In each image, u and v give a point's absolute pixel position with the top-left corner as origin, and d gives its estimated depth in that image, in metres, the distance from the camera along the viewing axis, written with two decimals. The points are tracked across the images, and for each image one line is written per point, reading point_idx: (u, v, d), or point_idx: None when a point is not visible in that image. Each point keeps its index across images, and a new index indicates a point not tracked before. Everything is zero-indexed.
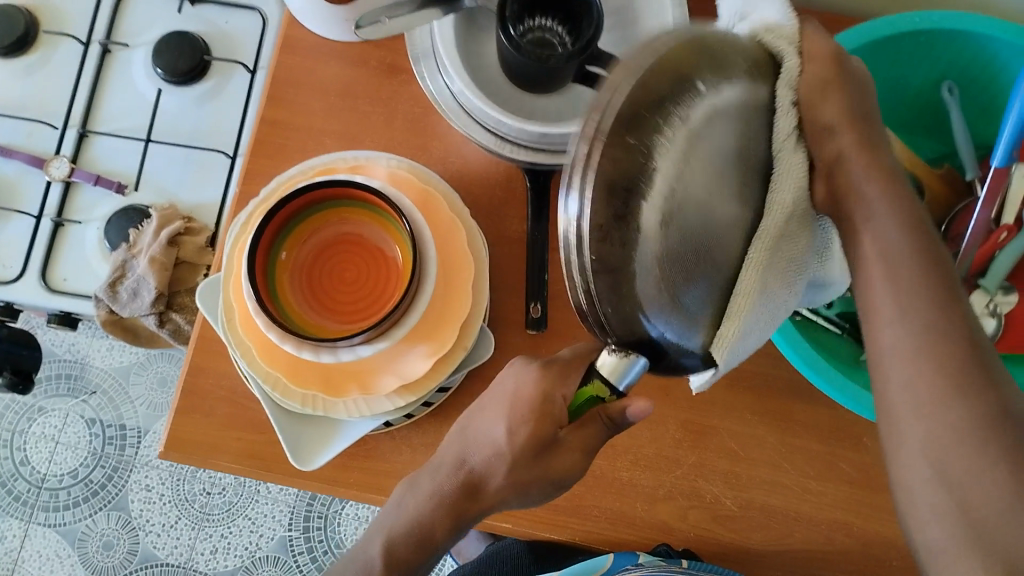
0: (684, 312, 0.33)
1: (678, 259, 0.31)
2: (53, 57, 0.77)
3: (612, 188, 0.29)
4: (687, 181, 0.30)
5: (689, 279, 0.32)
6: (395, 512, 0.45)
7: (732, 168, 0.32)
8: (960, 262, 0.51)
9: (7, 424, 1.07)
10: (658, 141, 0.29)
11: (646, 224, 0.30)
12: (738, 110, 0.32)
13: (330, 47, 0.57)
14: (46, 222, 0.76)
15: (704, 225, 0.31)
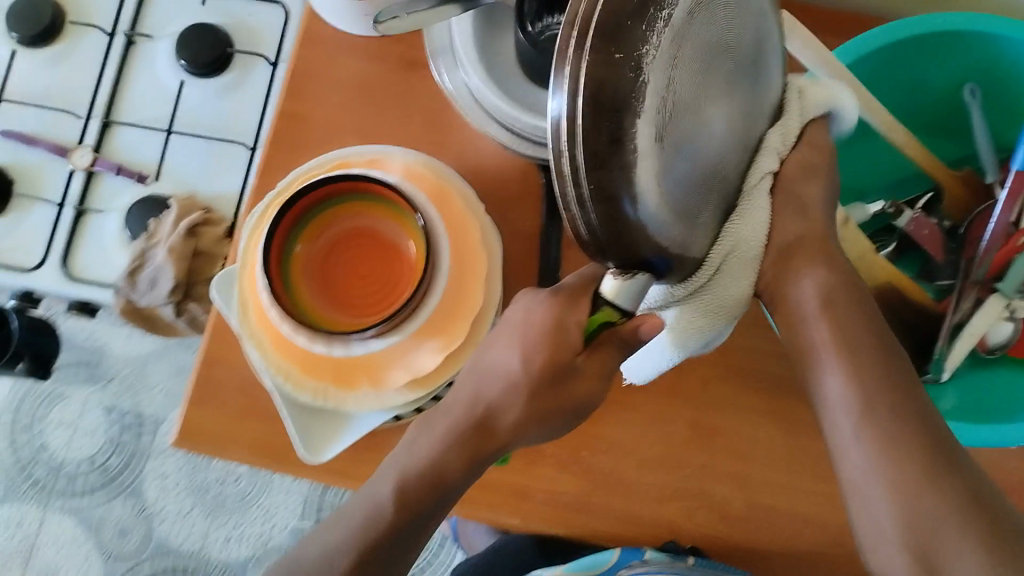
0: (676, 209, 0.34)
1: (669, 153, 0.32)
2: (79, 47, 0.78)
3: (606, 72, 0.30)
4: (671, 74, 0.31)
5: (680, 172, 0.33)
6: (408, 453, 0.46)
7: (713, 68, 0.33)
8: (977, 265, 0.51)
9: (27, 410, 1.08)
10: (644, 30, 0.30)
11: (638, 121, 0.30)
12: (721, 12, 0.34)
13: (350, 42, 0.58)
14: (69, 209, 0.77)
15: (690, 115, 0.33)
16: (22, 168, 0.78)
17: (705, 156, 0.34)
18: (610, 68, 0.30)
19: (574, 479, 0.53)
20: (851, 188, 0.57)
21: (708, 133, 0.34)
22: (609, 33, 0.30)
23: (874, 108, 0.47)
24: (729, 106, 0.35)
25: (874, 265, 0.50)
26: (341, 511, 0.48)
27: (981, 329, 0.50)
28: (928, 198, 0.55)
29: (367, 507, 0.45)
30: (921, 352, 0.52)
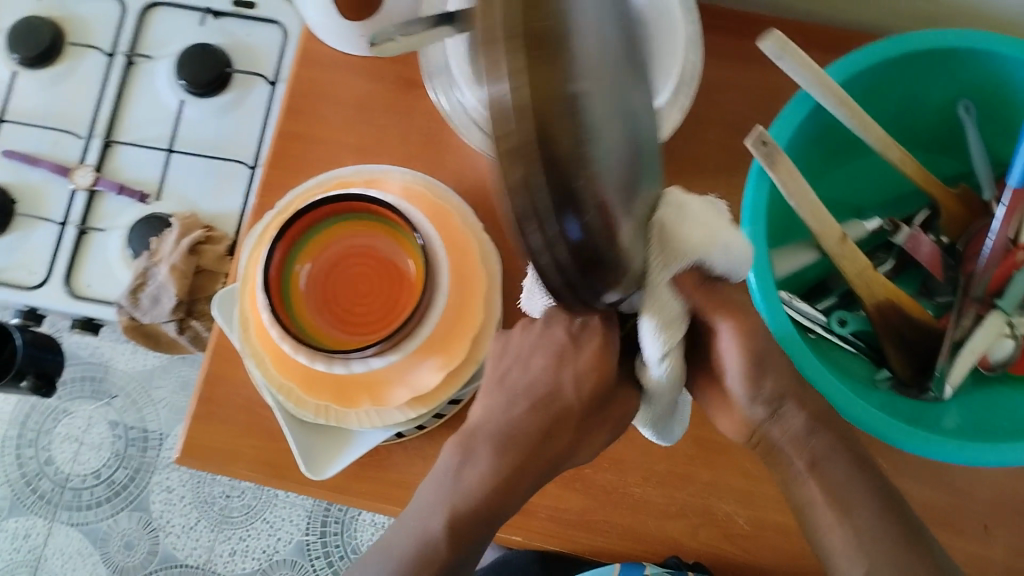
0: (633, 221, 0.29)
1: (610, 157, 0.26)
2: (80, 68, 0.79)
3: (542, 128, 0.22)
4: (596, 68, 0.25)
5: (626, 181, 0.28)
6: (455, 486, 0.43)
7: (601, 32, 0.27)
8: (977, 283, 0.51)
9: (33, 424, 1.09)
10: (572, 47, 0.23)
11: (600, 159, 0.24)
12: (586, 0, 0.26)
13: (347, 61, 0.58)
14: (71, 229, 0.77)
15: (610, 110, 0.26)
16: (25, 187, 0.78)
17: (635, 154, 0.29)
18: (544, 135, 0.22)
19: (576, 497, 0.53)
20: (847, 204, 0.57)
21: (628, 125, 0.28)
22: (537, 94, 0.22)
23: (869, 127, 0.47)
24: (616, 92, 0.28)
25: (874, 284, 0.50)
26: (380, 542, 0.44)
27: (980, 347, 0.50)
28: (925, 214, 0.55)
29: (411, 540, 0.42)
30: (922, 372, 0.51)
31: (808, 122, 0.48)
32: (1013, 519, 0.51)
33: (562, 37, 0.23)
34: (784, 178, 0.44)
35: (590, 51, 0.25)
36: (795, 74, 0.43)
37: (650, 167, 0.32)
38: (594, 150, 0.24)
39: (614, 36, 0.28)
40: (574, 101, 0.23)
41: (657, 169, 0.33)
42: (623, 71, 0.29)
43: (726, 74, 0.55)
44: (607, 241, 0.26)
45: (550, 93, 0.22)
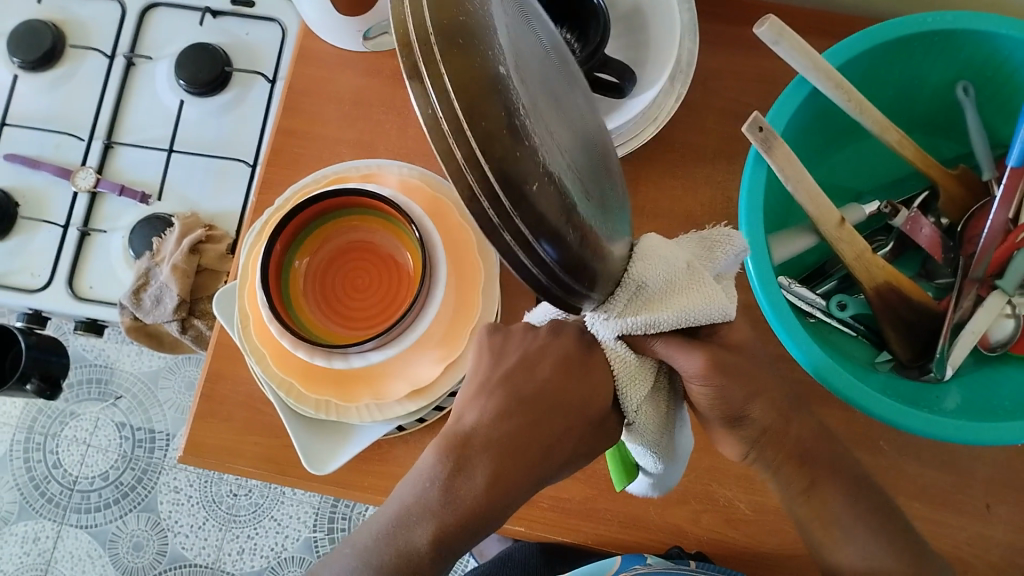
0: (600, 206, 0.29)
1: (558, 141, 0.27)
2: (80, 70, 0.79)
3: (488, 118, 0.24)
4: (524, 65, 0.27)
5: (583, 168, 0.29)
6: (447, 499, 0.40)
7: (530, 42, 0.29)
8: (977, 264, 0.51)
9: (40, 428, 1.09)
10: (497, 46, 0.26)
11: (543, 137, 0.26)
12: (527, 27, 0.30)
13: (344, 56, 0.58)
14: (73, 231, 0.77)
15: (549, 104, 0.28)
16: (27, 190, 0.79)
17: (591, 149, 0.30)
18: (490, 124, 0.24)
19: (578, 486, 0.53)
20: (845, 189, 0.57)
21: (576, 122, 0.30)
22: (485, 87, 0.24)
23: (866, 110, 0.47)
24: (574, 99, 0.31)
25: (874, 267, 0.50)
26: (354, 541, 0.42)
27: (982, 328, 0.50)
28: (924, 196, 0.54)
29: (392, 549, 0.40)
30: (924, 353, 0.51)
31: (805, 105, 0.48)
32: (1016, 499, 0.51)
33: (485, 36, 0.25)
34: (782, 164, 0.44)
35: (515, 53, 0.27)
36: (792, 60, 0.43)
37: (610, 167, 0.33)
38: (531, 127, 0.25)
39: (546, 50, 0.30)
40: (502, 84, 0.25)
41: (619, 173, 0.35)
42: (565, 79, 0.31)
43: (722, 61, 0.55)
44: (566, 214, 0.26)
45: (473, 80, 0.24)
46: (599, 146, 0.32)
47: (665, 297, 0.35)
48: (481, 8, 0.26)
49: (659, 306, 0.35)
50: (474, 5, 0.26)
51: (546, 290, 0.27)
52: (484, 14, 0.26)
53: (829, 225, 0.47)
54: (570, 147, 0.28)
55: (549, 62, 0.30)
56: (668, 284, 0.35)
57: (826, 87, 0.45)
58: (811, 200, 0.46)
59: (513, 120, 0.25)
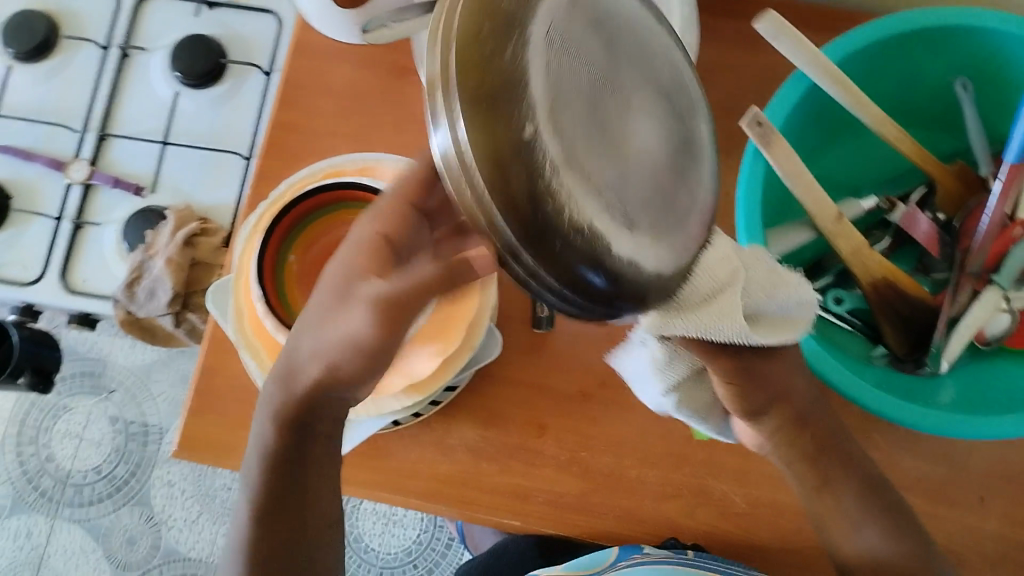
0: (658, 233, 0.28)
1: (606, 179, 0.27)
2: (72, 61, 0.79)
3: (503, 179, 0.26)
4: (564, 105, 0.26)
5: (638, 194, 0.27)
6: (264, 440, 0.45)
7: (594, 49, 0.28)
8: (973, 258, 0.50)
9: (32, 421, 1.09)
10: (524, 101, 0.26)
11: (572, 188, 0.26)
12: (604, 21, 0.29)
13: (340, 49, 0.58)
14: (65, 224, 0.77)
15: (604, 133, 0.27)
16: (19, 182, 0.78)
17: (660, 163, 0.28)
18: (501, 190, 0.26)
19: (573, 481, 0.53)
20: (843, 184, 0.57)
21: (643, 134, 0.28)
22: (496, 153, 0.26)
23: (864, 104, 0.47)
24: (660, 93, 0.29)
25: (871, 262, 0.50)
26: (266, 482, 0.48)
27: (977, 322, 0.50)
28: (920, 191, 0.54)
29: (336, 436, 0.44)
30: (919, 348, 0.51)
31: (804, 100, 0.48)
32: (1010, 492, 0.51)
33: (512, 85, 0.26)
34: (781, 159, 0.44)
35: (556, 92, 0.26)
36: (792, 56, 0.43)
37: (699, 162, 0.31)
38: (555, 185, 0.26)
39: (612, 52, 0.28)
40: (523, 148, 0.26)
41: (715, 160, 0.32)
42: (636, 83, 0.28)
43: (719, 55, 0.55)
44: (592, 263, 0.27)
45: (492, 145, 0.26)
46: (690, 147, 0.30)
47: (709, 306, 0.33)
48: (514, 46, 0.26)
49: (700, 311, 0.33)
50: (503, 59, 0.26)
51: (598, 315, 0.29)
52: (517, 66, 0.26)
53: (826, 221, 0.48)
54: (629, 176, 0.27)
55: (622, 62, 0.28)
56: (713, 292, 0.33)
57: (826, 83, 0.45)
58: (808, 195, 0.46)
59: (531, 187, 0.26)
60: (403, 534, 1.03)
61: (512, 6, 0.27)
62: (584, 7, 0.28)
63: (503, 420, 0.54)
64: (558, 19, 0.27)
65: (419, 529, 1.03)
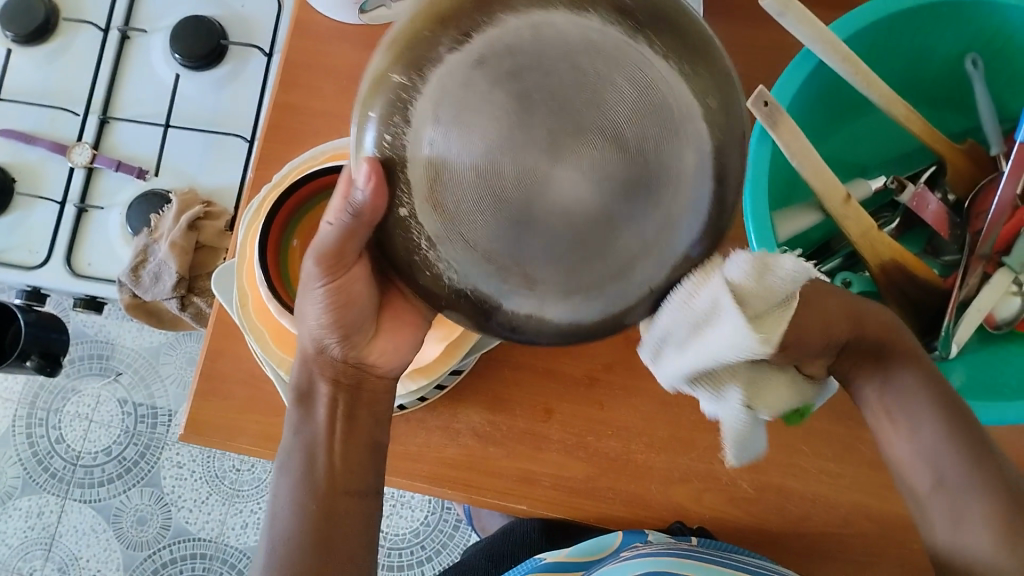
0: (565, 286, 0.30)
1: (486, 249, 0.29)
2: (73, 44, 0.78)
3: (397, 241, 0.32)
4: (442, 182, 0.29)
5: (536, 255, 0.29)
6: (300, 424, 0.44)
7: (494, 117, 0.28)
8: (983, 241, 0.49)
9: (42, 403, 1.09)
10: (400, 185, 0.30)
11: (451, 257, 0.30)
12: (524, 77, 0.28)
13: (341, 30, 0.57)
14: (70, 208, 0.77)
15: (488, 205, 0.29)
16: (23, 166, 0.78)
17: (580, 212, 0.28)
18: (395, 253, 0.33)
19: (580, 464, 0.53)
20: (851, 164, 0.56)
21: (551, 189, 0.28)
22: (387, 223, 0.32)
23: (873, 84, 0.46)
24: (586, 147, 0.28)
25: (879, 244, 0.49)
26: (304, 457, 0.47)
27: (987, 305, 0.49)
28: (930, 171, 0.54)
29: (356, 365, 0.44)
30: (930, 330, 0.51)
31: (811, 80, 0.47)
32: None
33: (397, 170, 0.30)
34: (789, 140, 0.43)
35: (438, 171, 0.29)
36: (799, 33, 0.43)
37: (665, 193, 0.29)
38: (432, 255, 0.31)
39: (521, 111, 0.28)
40: (404, 225, 0.31)
41: (706, 185, 0.30)
42: (551, 133, 0.28)
43: (729, 33, 0.54)
44: (486, 312, 0.32)
45: (385, 216, 0.32)
46: (636, 197, 0.29)
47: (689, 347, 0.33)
48: (398, 129, 0.30)
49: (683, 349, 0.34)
50: (383, 145, 0.30)
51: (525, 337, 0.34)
52: (397, 150, 0.30)
53: (834, 202, 0.47)
54: (514, 245, 0.29)
55: (533, 123, 0.28)
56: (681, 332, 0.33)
57: (834, 62, 0.44)
58: (816, 176, 0.45)
59: (412, 256, 0.31)
60: (411, 515, 1.04)
61: (407, 78, 0.30)
62: (496, 56, 0.28)
63: (508, 405, 0.54)
64: (454, 84, 0.29)
65: (427, 510, 1.04)
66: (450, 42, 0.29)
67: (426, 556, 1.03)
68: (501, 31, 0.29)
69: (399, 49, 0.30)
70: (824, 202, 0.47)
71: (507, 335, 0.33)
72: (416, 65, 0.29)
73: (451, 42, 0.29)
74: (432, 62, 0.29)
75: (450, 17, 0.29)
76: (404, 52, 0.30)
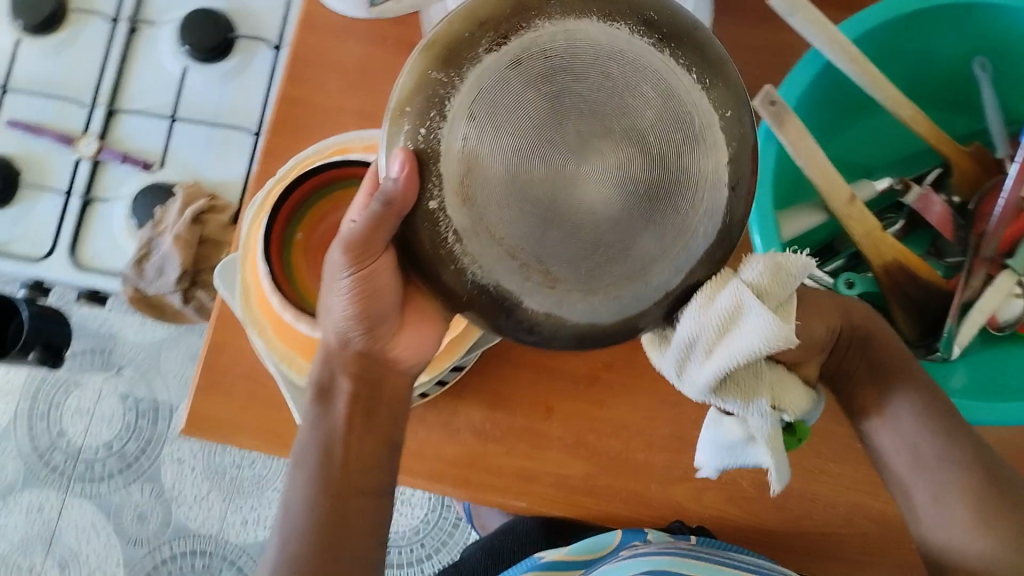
0: (588, 282, 0.31)
1: (517, 241, 0.31)
2: (82, 35, 0.78)
3: (420, 235, 0.32)
4: (477, 177, 0.30)
5: (560, 250, 0.31)
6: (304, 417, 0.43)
7: (529, 116, 0.30)
8: (987, 243, 0.49)
9: (43, 398, 1.09)
10: (432, 179, 0.31)
11: (478, 253, 0.31)
12: (556, 81, 0.30)
13: (348, 25, 0.57)
14: (76, 200, 0.77)
15: (522, 199, 0.30)
16: (29, 157, 0.78)
17: (605, 212, 0.31)
18: (415, 246, 0.33)
19: (581, 462, 0.53)
20: (856, 165, 0.56)
21: (581, 188, 0.30)
22: (410, 215, 0.32)
23: (881, 85, 0.46)
24: (614, 152, 0.30)
25: (883, 244, 0.49)
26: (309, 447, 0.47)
27: (990, 308, 0.49)
28: (937, 173, 0.54)
29: (377, 359, 0.44)
30: (930, 333, 0.51)
31: (818, 79, 0.47)
32: None
33: (429, 163, 0.31)
34: (796, 139, 0.43)
35: (472, 166, 0.30)
36: (808, 33, 0.43)
37: (681, 199, 0.31)
38: (458, 251, 0.31)
39: (554, 112, 0.30)
40: (432, 219, 0.31)
41: (721, 193, 0.32)
42: (583, 135, 0.30)
43: (734, 34, 0.54)
44: (503, 311, 0.32)
45: (409, 208, 0.32)
46: (658, 200, 0.31)
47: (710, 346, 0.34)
48: (435, 125, 0.31)
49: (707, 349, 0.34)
50: (418, 138, 0.31)
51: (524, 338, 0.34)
52: (431, 144, 0.31)
53: (838, 202, 0.47)
54: (542, 240, 0.31)
55: (563, 124, 0.30)
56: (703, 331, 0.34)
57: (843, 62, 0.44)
58: (823, 176, 0.45)
59: (437, 249, 0.32)
60: (411, 513, 1.03)
61: (444, 75, 0.31)
62: (531, 58, 0.30)
63: (510, 401, 0.54)
64: (493, 83, 0.30)
65: (427, 508, 1.04)
66: (488, 43, 0.31)
67: (426, 554, 1.03)
68: (538, 34, 0.31)
69: (436, 50, 0.31)
70: (830, 202, 0.47)
71: (517, 338, 0.33)
72: (455, 64, 0.31)
73: (488, 45, 0.30)
74: (470, 62, 0.30)
75: (489, 20, 0.31)
76: (441, 53, 0.31)
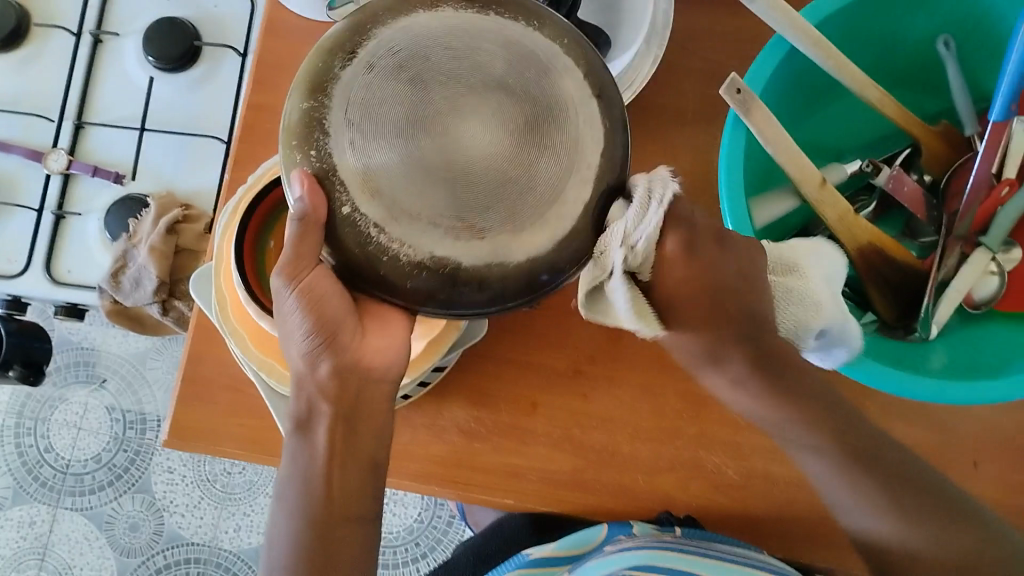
0: (511, 221, 0.31)
1: (429, 211, 0.31)
2: (47, 48, 0.78)
3: (347, 244, 0.32)
4: (373, 169, 0.31)
5: (475, 202, 0.31)
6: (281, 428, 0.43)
7: (395, 99, 0.31)
8: (960, 221, 0.50)
9: (30, 413, 1.09)
10: (336, 188, 0.32)
11: (404, 234, 0.31)
12: (405, 66, 0.31)
13: (313, 28, 0.57)
14: (49, 215, 0.76)
15: (417, 168, 0.31)
16: (0, 174, 0.78)
17: (497, 155, 0.31)
18: (351, 259, 0.33)
19: (566, 457, 0.53)
20: (828, 148, 0.56)
21: (463, 141, 0.31)
22: (332, 233, 0.33)
23: (845, 68, 0.46)
24: (480, 102, 0.31)
25: (857, 228, 0.49)
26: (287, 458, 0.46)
27: (966, 286, 0.49)
28: (906, 154, 0.54)
29: None
30: (908, 314, 0.51)
31: (784, 64, 0.47)
32: (1002, 456, 0.51)
33: (331, 176, 0.32)
34: (764, 126, 0.43)
35: (366, 161, 0.31)
36: (773, 21, 0.42)
37: (560, 119, 0.32)
38: (385, 240, 0.31)
39: (415, 89, 0.31)
40: (352, 223, 0.32)
41: (592, 105, 0.33)
42: (449, 94, 0.31)
43: (701, 22, 0.54)
44: (449, 282, 0.32)
45: (331, 225, 0.32)
46: (545, 129, 0.32)
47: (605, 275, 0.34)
48: (319, 137, 0.32)
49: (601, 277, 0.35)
50: (312, 161, 0.32)
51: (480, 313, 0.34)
52: (325, 160, 0.32)
53: (809, 187, 0.47)
54: (442, 192, 0.31)
55: (422, 85, 0.31)
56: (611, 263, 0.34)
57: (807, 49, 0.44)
58: (793, 162, 0.45)
59: (368, 250, 0.32)
60: (404, 513, 1.04)
61: (314, 101, 0.32)
62: (382, 58, 0.32)
63: (492, 399, 0.54)
64: (356, 90, 0.31)
65: (420, 507, 1.04)
66: (341, 61, 0.32)
67: (421, 553, 1.03)
68: (381, 37, 0.32)
69: (301, 83, 0.32)
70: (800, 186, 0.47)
71: (474, 309, 0.33)
72: (320, 88, 0.32)
73: (341, 60, 0.32)
74: (332, 81, 0.32)
75: (335, 45, 0.32)
76: (307, 84, 0.32)
